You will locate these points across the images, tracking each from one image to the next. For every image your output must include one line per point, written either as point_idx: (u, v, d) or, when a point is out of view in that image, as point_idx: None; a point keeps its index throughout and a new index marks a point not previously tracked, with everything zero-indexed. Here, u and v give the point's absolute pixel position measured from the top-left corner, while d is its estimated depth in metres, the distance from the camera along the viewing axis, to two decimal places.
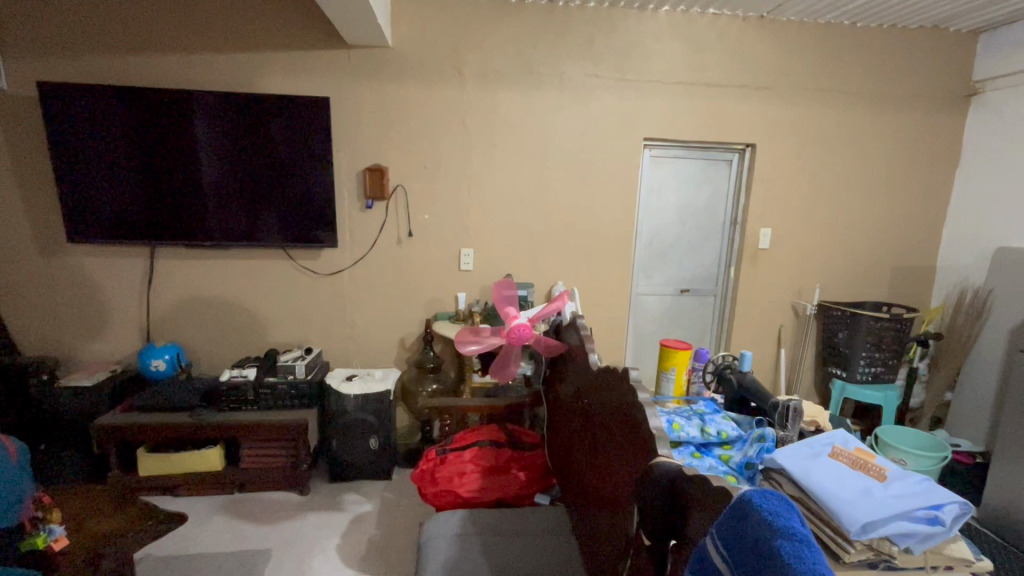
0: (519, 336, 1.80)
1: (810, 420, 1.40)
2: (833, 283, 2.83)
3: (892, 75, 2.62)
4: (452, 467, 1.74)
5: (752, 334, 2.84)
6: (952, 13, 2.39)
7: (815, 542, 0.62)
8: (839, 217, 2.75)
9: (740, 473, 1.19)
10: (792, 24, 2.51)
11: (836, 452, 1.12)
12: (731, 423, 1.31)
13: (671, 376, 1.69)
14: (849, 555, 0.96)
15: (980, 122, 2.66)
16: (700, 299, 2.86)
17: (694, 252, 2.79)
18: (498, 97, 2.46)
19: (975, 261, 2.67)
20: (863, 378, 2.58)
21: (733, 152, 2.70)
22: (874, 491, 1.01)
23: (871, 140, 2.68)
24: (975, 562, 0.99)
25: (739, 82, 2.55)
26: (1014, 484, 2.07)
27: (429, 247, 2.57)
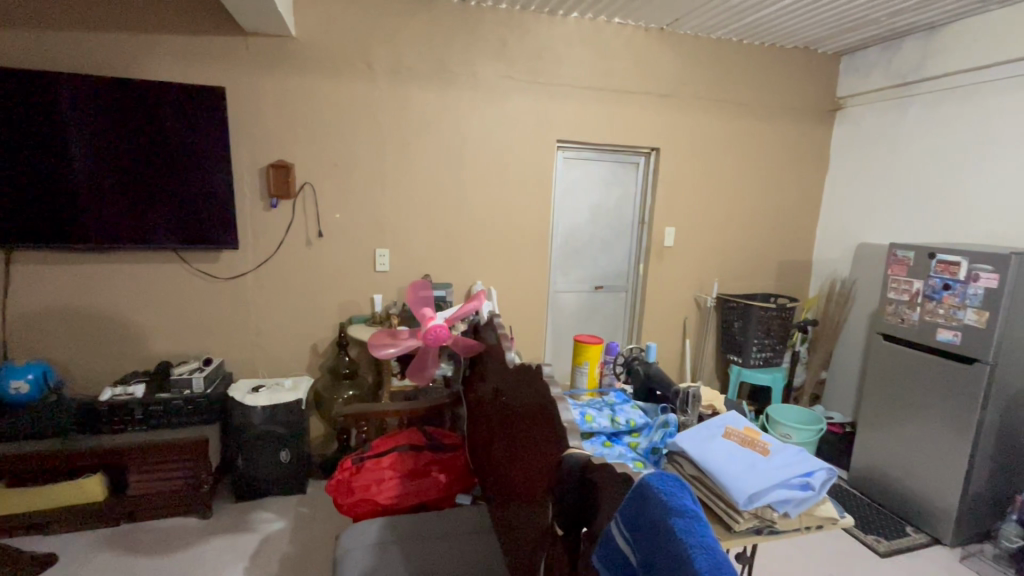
0: (435, 337, 1.78)
1: (708, 405, 1.52)
2: (729, 277, 3.08)
3: (773, 89, 2.91)
4: (370, 475, 1.69)
5: (660, 326, 3.03)
6: (820, 36, 2.70)
7: (703, 516, 0.68)
8: (732, 216, 3.01)
9: (647, 458, 1.27)
10: (689, 37, 2.71)
11: (728, 432, 1.22)
12: (638, 412, 1.39)
13: (584, 370, 1.73)
14: (739, 524, 1.06)
15: (844, 134, 3.03)
16: (613, 295, 3.01)
17: (605, 250, 2.93)
18: (412, 94, 2.41)
19: (843, 255, 3.04)
20: (756, 362, 2.86)
21: (640, 156, 2.87)
22: (758, 465, 1.11)
23: (758, 147, 2.96)
24: (839, 520, 1.12)
25: (643, 89, 2.70)
26: (874, 448, 2.39)
27: (341, 247, 2.46)
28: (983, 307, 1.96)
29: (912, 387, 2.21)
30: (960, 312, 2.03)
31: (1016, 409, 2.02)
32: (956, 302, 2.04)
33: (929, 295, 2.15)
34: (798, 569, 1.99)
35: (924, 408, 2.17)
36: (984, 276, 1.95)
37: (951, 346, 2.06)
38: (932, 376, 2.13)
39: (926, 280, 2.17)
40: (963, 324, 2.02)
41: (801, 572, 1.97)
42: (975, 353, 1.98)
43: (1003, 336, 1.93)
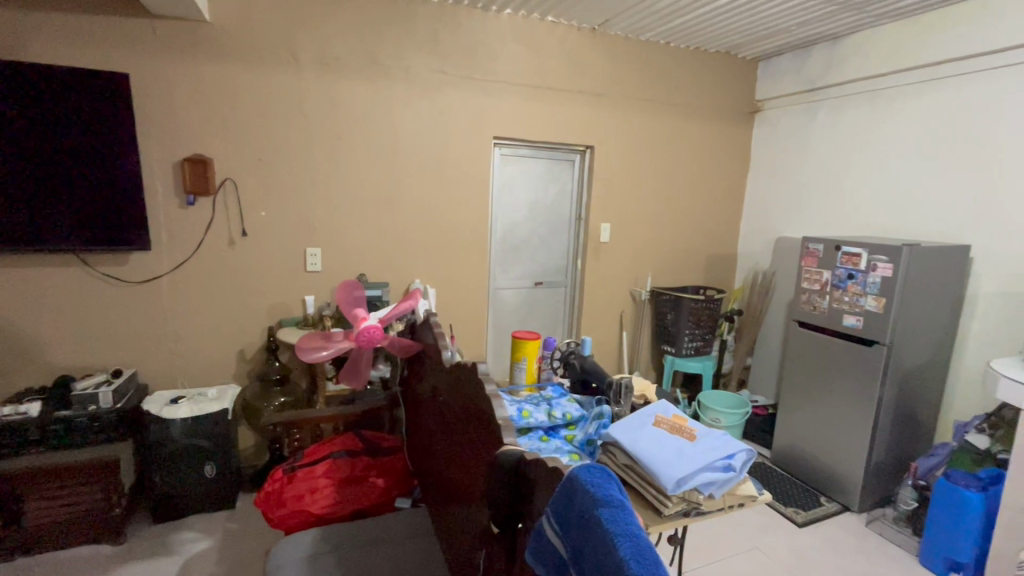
0: (369, 338, 1.72)
1: (640, 394, 1.56)
2: (662, 271, 3.21)
3: (699, 91, 3.06)
4: (302, 484, 1.62)
5: (599, 320, 3.11)
6: (740, 42, 2.86)
7: (628, 505, 0.70)
8: (664, 212, 3.14)
9: (583, 450, 1.29)
10: (619, 38, 2.78)
11: (659, 420, 1.27)
12: (575, 405, 1.42)
13: (523, 366, 1.77)
14: (667, 507, 1.11)
15: (762, 135, 3.23)
16: (552, 290, 3.06)
17: (544, 247, 2.97)
18: (342, 87, 2.32)
19: (763, 248, 3.25)
20: (687, 351, 3.00)
21: (575, 153, 2.93)
22: (685, 450, 1.16)
23: (685, 146, 3.10)
24: (759, 496, 1.19)
25: (577, 88, 2.75)
26: (792, 427, 2.58)
27: (269, 247, 2.34)
28: (880, 294, 2.15)
29: (824, 369, 2.40)
30: (862, 299, 2.22)
31: (909, 385, 2.24)
32: (858, 290, 2.24)
33: (836, 284, 2.34)
34: (726, 543, 2.12)
35: (834, 388, 2.36)
36: (881, 266, 2.15)
37: (855, 331, 2.26)
38: (841, 358, 2.32)
39: (833, 271, 2.35)
40: (865, 310, 2.21)
41: (729, 546, 2.10)
42: (874, 336, 2.18)
43: (897, 320, 2.13)
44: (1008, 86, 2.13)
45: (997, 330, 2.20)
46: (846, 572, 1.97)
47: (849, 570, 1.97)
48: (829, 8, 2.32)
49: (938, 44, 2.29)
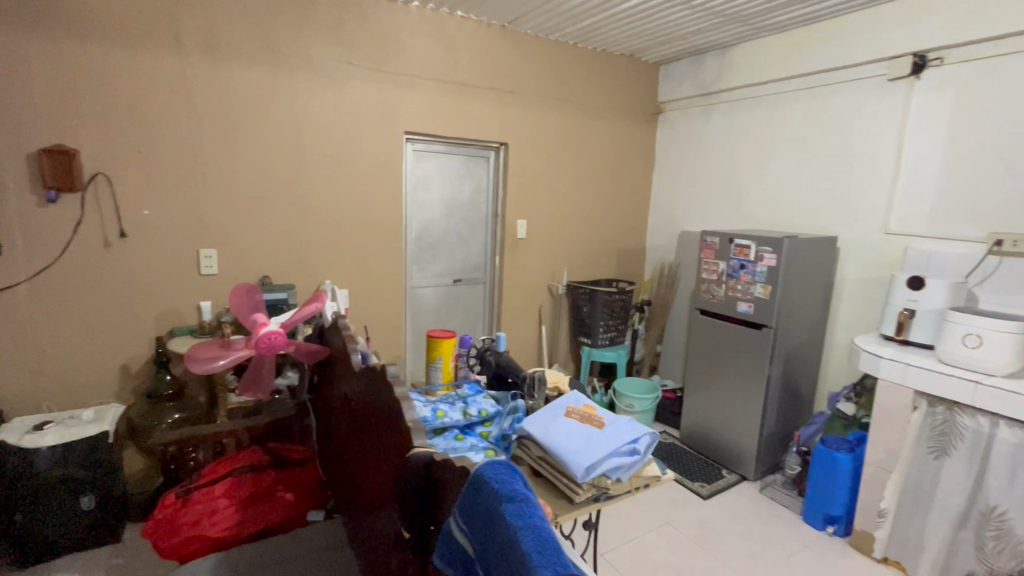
0: (270, 345, 1.60)
1: (554, 387, 1.57)
2: (578, 265, 3.32)
3: (606, 92, 3.19)
4: (199, 508, 1.48)
5: (518, 315, 3.15)
6: (642, 46, 3.01)
7: (532, 499, 0.71)
8: (577, 208, 3.24)
9: (498, 445, 1.30)
10: (529, 36, 2.82)
11: (570, 411, 1.31)
12: (490, 401, 1.43)
13: (439, 365, 1.72)
14: (579, 495, 1.15)
15: (665, 136, 3.44)
16: (471, 287, 3.05)
17: (461, 243, 2.95)
18: (236, 75, 2.15)
19: (668, 242, 3.47)
20: (603, 342, 3.13)
21: (490, 150, 2.94)
22: (594, 438, 1.20)
23: (595, 145, 3.22)
24: (663, 476, 1.26)
25: (488, 85, 2.76)
26: (697, 407, 2.78)
27: (154, 249, 2.11)
28: (767, 282, 2.38)
29: (723, 352, 2.61)
30: (752, 287, 2.44)
31: (793, 363, 2.50)
32: (749, 279, 2.45)
33: (730, 274, 2.55)
34: (640, 521, 2.24)
35: (731, 370, 2.58)
36: (767, 256, 2.37)
37: (747, 316, 2.47)
38: (736, 341, 2.54)
39: (727, 262, 2.56)
40: (755, 297, 2.43)
41: (643, 524, 2.22)
42: (763, 320, 2.40)
43: (781, 305, 2.37)
44: (863, 96, 2.42)
45: (859, 311, 2.51)
46: (744, 536, 2.16)
47: (746, 534, 2.17)
48: (716, 19, 2.52)
49: (808, 56, 2.56)
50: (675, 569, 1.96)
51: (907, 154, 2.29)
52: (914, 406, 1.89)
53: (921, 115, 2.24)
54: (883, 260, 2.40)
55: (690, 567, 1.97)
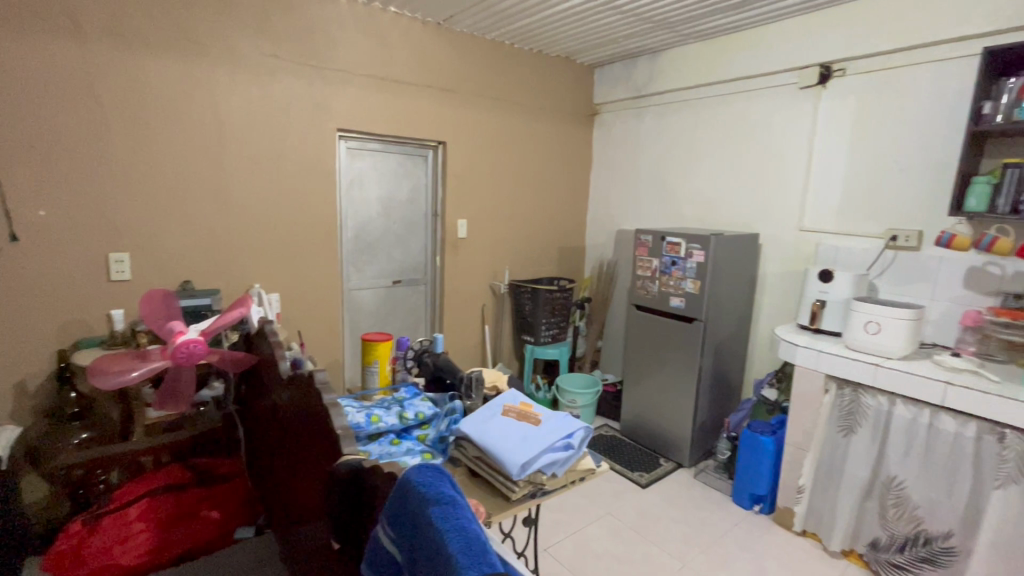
0: (189, 355, 1.48)
1: (492, 386, 1.58)
2: (519, 264, 3.35)
3: (544, 92, 3.23)
4: (110, 535, 1.34)
5: (460, 315, 3.13)
6: (577, 48, 3.07)
7: (460, 500, 0.71)
8: (517, 207, 3.26)
9: (435, 448, 1.30)
10: (465, 35, 2.81)
11: (506, 409, 1.32)
12: (428, 404, 1.41)
13: (375, 369, 1.68)
14: (515, 492, 1.15)
15: (601, 136, 3.53)
16: (411, 288, 3.00)
17: (400, 244, 2.90)
18: (148, 65, 2.00)
19: (606, 240, 3.57)
20: (545, 339, 3.17)
21: (428, 149, 2.90)
22: (529, 436, 1.21)
23: (534, 144, 3.26)
24: (598, 468, 1.29)
25: (425, 83, 2.72)
26: (635, 400, 2.88)
27: (53, 254, 1.91)
28: (696, 277, 2.50)
29: (658, 345, 2.72)
30: (683, 282, 2.56)
31: (721, 353, 2.64)
32: (680, 274, 2.57)
33: (663, 270, 2.66)
34: (582, 514, 2.29)
35: (666, 362, 2.69)
36: (696, 253, 2.49)
37: (679, 310, 2.59)
38: (670, 334, 2.65)
39: (660, 259, 2.67)
40: (686, 292, 2.55)
41: (585, 516, 2.28)
42: (694, 314, 2.52)
43: (710, 299, 2.50)
44: (779, 102, 2.59)
45: (778, 303, 2.69)
46: (680, 520, 2.26)
47: (681, 518, 2.27)
48: (646, 25, 2.61)
49: (730, 64, 2.71)
50: (616, 558, 2.02)
51: (817, 157, 2.48)
52: (826, 389, 2.05)
53: (828, 121, 2.42)
54: (798, 255, 2.58)
55: (630, 555, 2.04)
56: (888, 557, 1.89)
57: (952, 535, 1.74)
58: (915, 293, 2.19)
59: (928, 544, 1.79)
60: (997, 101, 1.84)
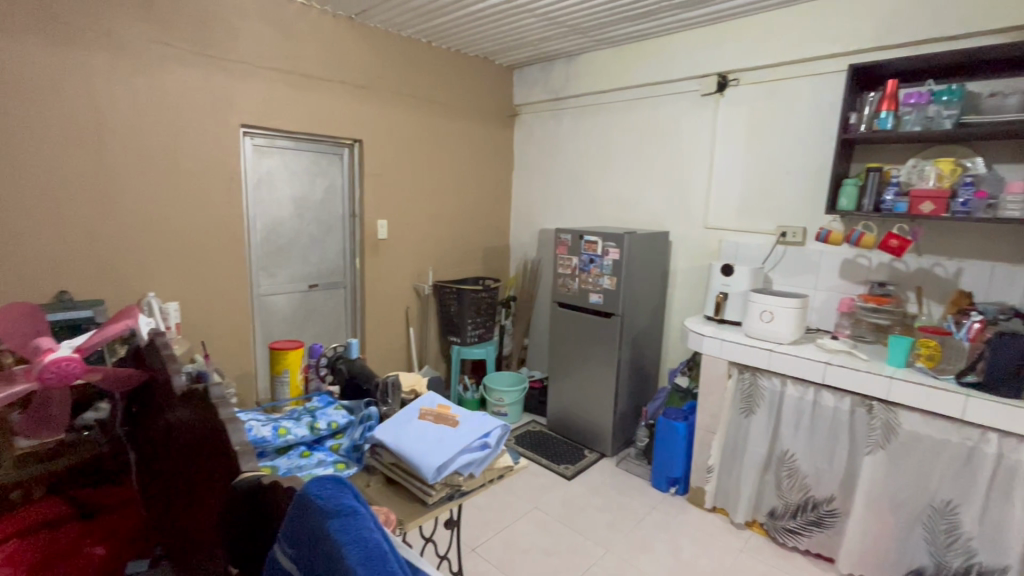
0: (60, 375, 1.29)
1: (410, 390, 1.56)
2: (443, 264, 3.32)
3: (463, 92, 3.22)
4: None
5: (383, 319, 3.05)
6: (495, 49, 3.09)
7: (362, 510, 0.69)
8: (440, 207, 3.23)
9: (349, 458, 1.27)
10: (380, 31, 2.73)
11: (423, 413, 1.30)
12: (342, 412, 1.36)
13: (285, 379, 1.62)
14: (432, 496, 1.14)
15: (522, 137, 3.59)
16: (330, 292, 2.88)
17: (316, 246, 2.77)
18: (6, 47, 1.75)
19: (529, 239, 3.63)
20: (471, 339, 3.17)
21: (343, 147, 2.80)
22: (445, 438, 1.20)
23: (454, 144, 3.24)
24: (516, 465, 1.31)
25: (337, 78, 2.62)
26: (561, 394, 2.95)
27: None
28: (613, 274, 2.61)
29: (580, 341, 2.80)
30: (601, 279, 2.66)
31: (638, 346, 2.78)
32: (598, 272, 2.67)
33: (582, 268, 2.75)
34: (511, 511, 2.31)
35: (587, 356, 2.78)
36: (612, 250, 2.60)
37: (598, 306, 2.69)
38: (590, 330, 2.74)
39: (579, 257, 2.76)
40: (603, 288, 2.65)
41: (514, 512, 2.30)
42: (612, 309, 2.63)
43: (625, 295, 2.61)
44: (683, 108, 2.77)
45: (688, 296, 2.87)
46: (603, 508, 2.34)
47: (605, 506, 2.36)
48: (560, 29, 2.67)
49: (639, 70, 2.85)
50: (543, 551, 2.06)
51: (718, 160, 2.67)
52: (729, 374, 2.21)
53: (726, 127, 2.62)
54: (704, 251, 2.77)
55: (556, 547, 2.09)
56: (784, 523, 2.08)
57: (835, 499, 1.94)
58: (802, 284, 2.43)
59: (816, 508, 1.99)
60: (860, 112, 2.08)
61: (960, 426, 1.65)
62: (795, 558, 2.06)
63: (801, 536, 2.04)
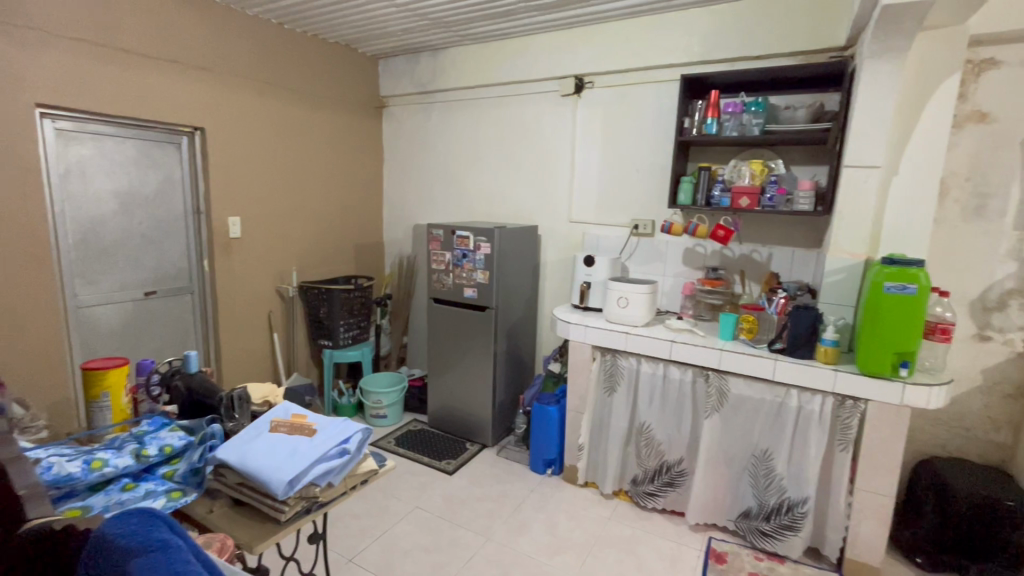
0: None
1: (262, 401, 1.45)
2: (309, 264, 3.11)
3: (324, 80, 3.03)
4: None
5: (241, 325, 2.78)
6: (355, 37, 2.95)
7: (174, 543, 0.64)
8: (302, 202, 3.02)
9: (187, 484, 1.13)
10: (219, 6, 2.45)
11: (276, 425, 1.21)
12: (178, 433, 1.18)
13: (107, 403, 1.36)
14: (285, 513, 1.06)
15: (391, 130, 3.49)
16: (173, 299, 2.54)
17: (151, 248, 2.42)
18: None
19: (403, 235, 3.56)
20: (345, 342, 3.01)
21: (180, 135, 2.47)
22: (299, 449, 1.13)
23: (316, 135, 3.04)
24: (381, 468, 1.28)
25: (167, 57, 2.30)
26: (441, 391, 2.94)
27: None
28: (485, 268, 2.65)
29: (458, 335, 2.81)
30: (475, 273, 2.69)
31: (514, 336, 2.87)
32: (471, 266, 2.70)
33: (455, 263, 2.75)
34: (391, 514, 2.25)
35: (465, 350, 2.81)
36: (483, 245, 2.64)
37: (472, 300, 2.72)
38: (467, 324, 2.77)
39: (452, 252, 2.76)
40: (477, 282, 2.69)
41: (394, 515, 2.25)
42: (486, 302, 2.68)
43: (498, 288, 2.68)
44: (544, 108, 2.90)
45: (557, 287, 3.03)
46: (484, 498, 2.39)
47: (486, 496, 2.41)
48: (423, 21, 2.64)
49: (504, 68, 2.91)
50: (424, 550, 2.04)
51: (578, 158, 2.84)
52: (593, 357, 2.38)
53: (584, 126, 2.80)
54: (570, 243, 2.94)
55: (437, 543, 2.08)
56: (644, 488, 2.30)
57: (683, 460, 2.20)
58: (653, 271, 2.69)
59: (669, 471, 2.23)
60: (691, 118, 2.35)
61: (771, 386, 1.96)
62: (654, 517, 2.30)
63: (658, 496, 2.27)
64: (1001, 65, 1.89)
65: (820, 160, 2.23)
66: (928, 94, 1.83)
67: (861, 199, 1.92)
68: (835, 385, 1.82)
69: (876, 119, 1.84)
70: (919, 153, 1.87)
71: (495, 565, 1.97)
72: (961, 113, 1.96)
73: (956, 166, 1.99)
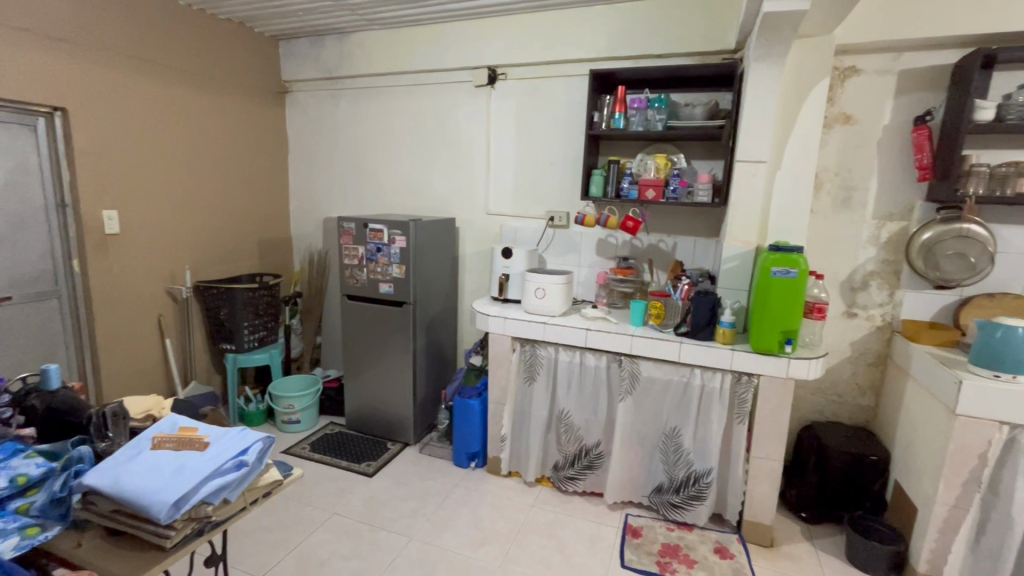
0: None
1: (144, 415, 1.31)
2: (205, 262, 2.85)
3: (215, 60, 2.77)
4: None
5: (122, 331, 2.48)
6: (251, 15, 2.72)
7: None
8: (194, 194, 2.75)
9: (45, 518, 0.98)
10: None
11: (160, 441, 1.08)
12: (35, 460, 1.02)
13: None
14: (170, 539, 0.96)
15: (295, 117, 3.27)
16: (34, 305, 2.20)
17: (2, 247, 2.07)
18: None
19: (313, 229, 3.36)
20: (250, 345, 2.79)
21: (36, 116, 2.13)
22: (186, 466, 1.02)
23: (207, 121, 2.77)
24: (285, 478, 1.19)
25: (16, 23, 1.96)
26: (359, 391, 2.83)
27: None
28: (401, 262, 2.57)
29: (375, 332, 2.71)
30: (390, 268, 2.60)
31: (433, 331, 2.82)
32: (386, 261, 2.60)
33: (369, 258, 2.65)
34: (306, 524, 2.13)
35: (382, 348, 2.71)
36: (398, 238, 2.55)
37: (388, 295, 2.63)
38: (384, 320, 2.67)
39: (365, 246, 2.64)
40: (393, 277, 2.60)
41: (311, 524, 2.13)
42: (403, 297, 2.60)
43: (416, 282, 2.61)
44: (457, 99, 2.86)
45: (476, 279, 3.02)
46: (407, 497, 2.34)
47: (408, 495, 2.35)
48: (326, 2, 2.48)
49: (415, 56, 2.82)
50: (343, 558, 1.95)
51: (492, 150, 2.84)
52: (513, 348, 2.40)
53: (498, 118, 2.79)
54: (487, 235, 2.93)
55: (358, 550, 2.00)
56: (565, 473, 2.37)
57: (600, 442, 2.28)
58: (569, 262, 2.76)
59: (588, 454, 2.31)
60: (601, 112, 2.42)
61: (678, 367, 2.09)
62: (575, 499, 2.37)
63: (578, 479, 2.35)
64: (860, 73, 2.13)
65: (715, 155, 2.40)
66: (805, 97, 2.02)
67: (752, 191, 2.08)
68: (732, 364, 1.97)
69: (762, 119, 2.01)
70: (797, 150, 2.07)
71: (419, 565, 1.93)
72: (830, 115, 2.20)
73: (826, 162, 2.23)
